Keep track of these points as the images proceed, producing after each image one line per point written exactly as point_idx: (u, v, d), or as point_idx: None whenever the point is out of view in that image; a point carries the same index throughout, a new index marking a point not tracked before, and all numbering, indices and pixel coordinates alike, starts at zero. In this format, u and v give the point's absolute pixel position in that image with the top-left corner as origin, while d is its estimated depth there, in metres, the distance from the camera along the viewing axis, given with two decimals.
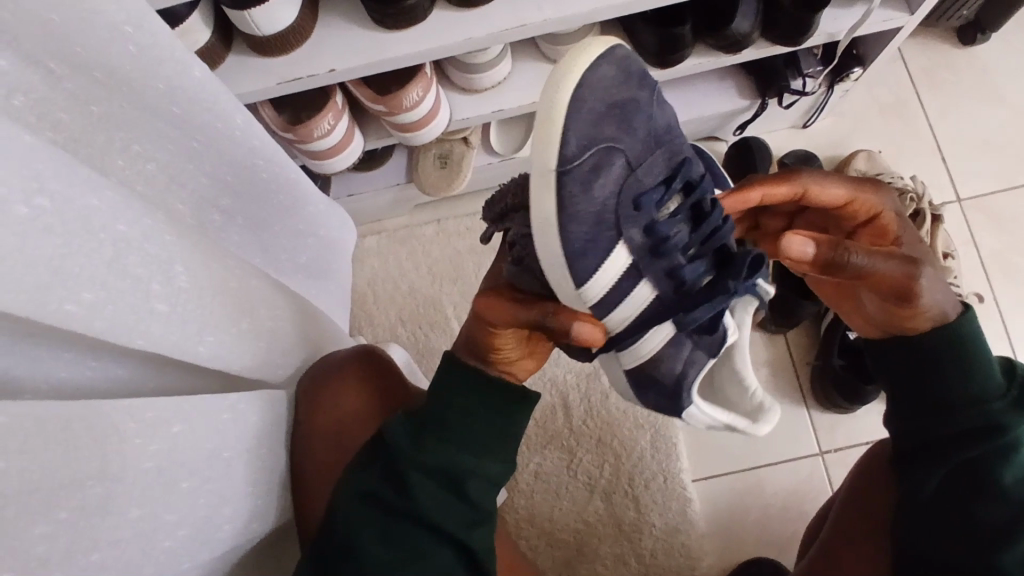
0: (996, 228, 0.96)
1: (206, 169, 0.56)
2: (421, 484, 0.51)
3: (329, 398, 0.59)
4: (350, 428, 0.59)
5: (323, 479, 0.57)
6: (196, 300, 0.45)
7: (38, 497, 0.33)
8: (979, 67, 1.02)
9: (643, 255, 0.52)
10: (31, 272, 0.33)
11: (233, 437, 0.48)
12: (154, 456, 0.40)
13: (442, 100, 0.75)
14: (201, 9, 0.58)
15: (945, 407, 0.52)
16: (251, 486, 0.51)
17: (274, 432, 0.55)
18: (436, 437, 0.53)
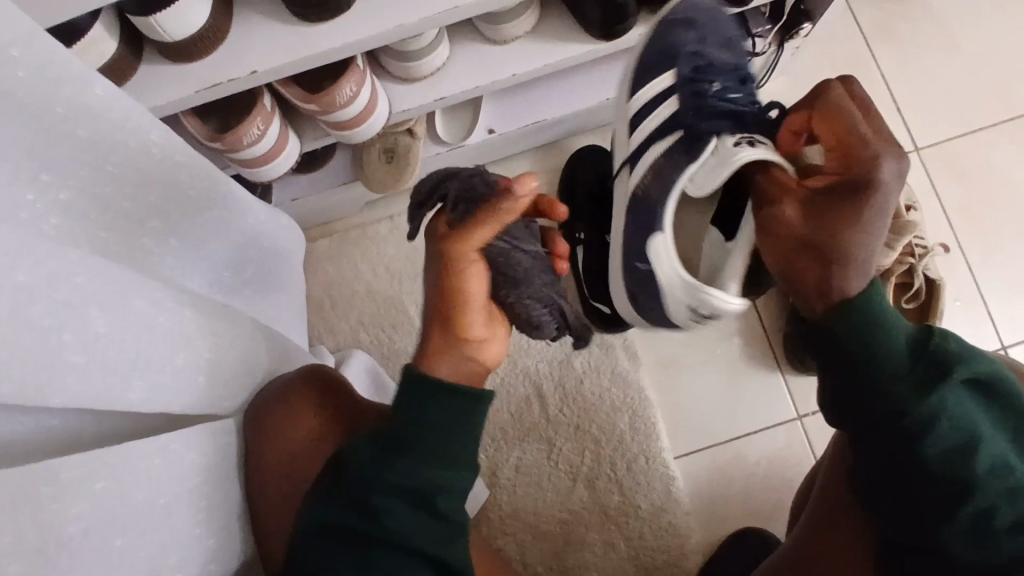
0: (956, 175, 0.95)
1: (127, 192, 0.52)
2: (393, 511, 0.46)
3: (278, 428, 0.54)
4: (302, 451, 0.54)
5: (281, 510, 0.53)
6: (121, 342, 0.41)
7: None
8: (929, 12, 1.00)
9: (683, 79, 0.65)
10: None
11: (166, 483, 0.44)
12: (79, 518, 0.37)
13: (380, 92, 0.70)
14: (101, 17, 0.53)
15: (882, 393, 0.50)
16: (197, 530, 0.47)
17: (224, 467, 0.51)
18: (403, 459, 0.47)
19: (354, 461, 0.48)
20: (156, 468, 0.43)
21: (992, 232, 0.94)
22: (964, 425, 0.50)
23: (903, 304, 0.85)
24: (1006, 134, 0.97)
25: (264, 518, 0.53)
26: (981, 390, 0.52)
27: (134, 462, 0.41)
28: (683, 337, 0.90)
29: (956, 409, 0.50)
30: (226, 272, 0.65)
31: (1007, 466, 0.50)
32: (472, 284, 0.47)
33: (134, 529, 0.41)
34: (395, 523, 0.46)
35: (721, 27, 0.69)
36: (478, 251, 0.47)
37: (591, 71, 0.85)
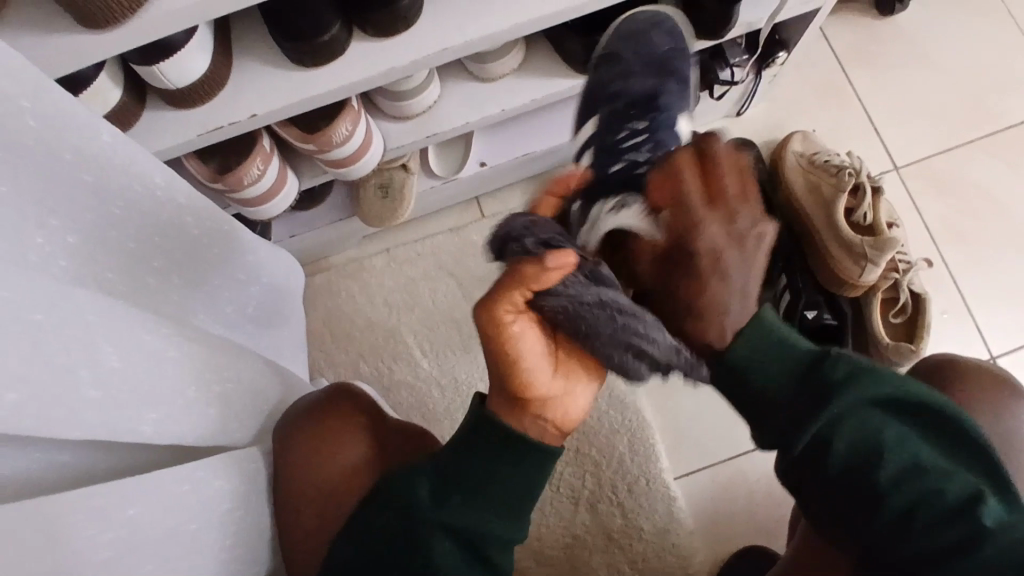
0: (936, 191, 0.98)
1: (132, 233, 0.54)
2: (439, 541, 0.47)
3: (309, 452, 0.56)
4: (344, 476, 0.56)
5: (315, 532, 0.55)
6: (131, 377, 0.42)
7: None
8: (900, 36, 1.04)
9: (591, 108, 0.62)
10: None
11: (196, 509, 0.46)
12: (110, 544, 0.38)
13: (375, 130, 0.73)
14: (106, 67, 0.55)
15: (767, 407, 0.50)
16: (222, 555, 0.49)
17: (248, 493, 0.53)
18: (461, 495, 0.49)
19: (407, 492, 0.49)
20: (187, 495, 0.45)
21: (973, 245, 0.97)
22: (864, 435, 0.48)
23: (891, 319, 0.86)
24: (981, 151, 1.00)
25: (292, 539, 0.55)
26: (894, 401, 0.50)
27: (167, 488, 0.43)
28: None
29: (853, 420, 0.49)
30: (229, 307, 0.67)
31: (926, 470, 0.48)
32: (520, 354, 0.44)
33: (156, 557, 0.42)
34: (440, 552, 0.47)
35: (633, 49, 0.64)
36: (516, 322, 0.44)
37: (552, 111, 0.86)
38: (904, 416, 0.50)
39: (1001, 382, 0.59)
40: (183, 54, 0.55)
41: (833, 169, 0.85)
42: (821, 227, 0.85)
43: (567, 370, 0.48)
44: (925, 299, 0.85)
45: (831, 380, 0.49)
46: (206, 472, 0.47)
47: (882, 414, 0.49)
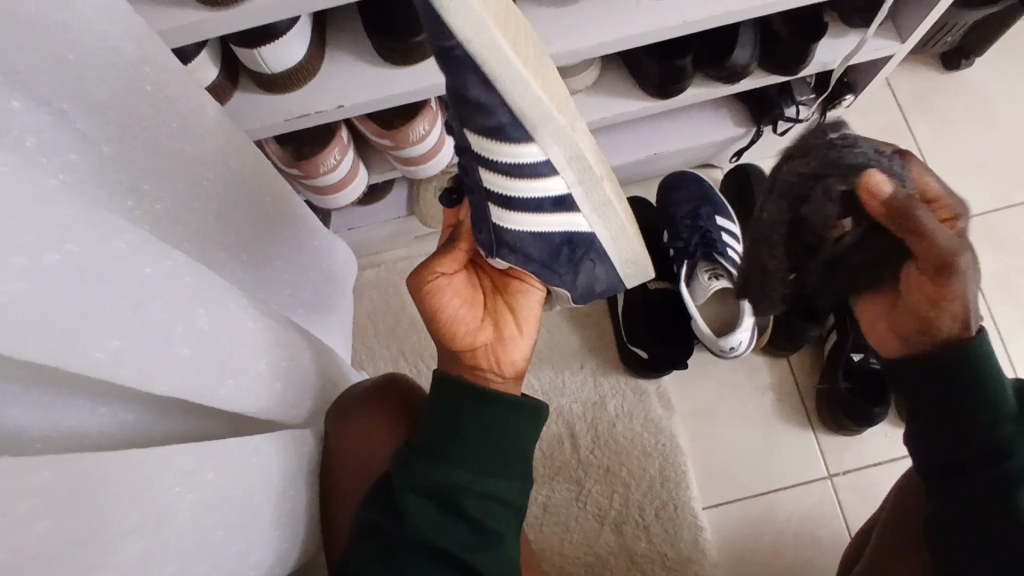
0: (991, 248, 0.98)
1: (220, 207, 0.54)
2: (414, 505, 0.47)
3: (354, 434, 0.57)
4: (373, 447, 0.57)
5: (345, 505, 0.56)
6: (220, 343, 0.43)
7: (86, 555, 0.31)
8: (965, 90, 1.05)
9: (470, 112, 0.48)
10: (72, 315, 0.30)
11: (260, 483, 0.46)
12: (189, 507, 0.38)
13: (447, 134, 0.75)
14: (208, 47, 0.57)
15: (969, 426, 0.50)
16: (276, 532, 0.49)
17: (301, 472, 0.53)
18: (425, 456, 0.49)
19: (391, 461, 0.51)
20: (252, 467, 0.44)
21: None
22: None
23: None
24: None
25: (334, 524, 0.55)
26: None
27: (236, 454, 0.43)
28: (716, 387, 0.92)
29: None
30: (293, 290, 0.68)
31: None
32: (451, 304, 0.52)
33: (228, 523, 0.42)
34: (415, 519, 0.47)
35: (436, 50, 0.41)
36: (438, 281, 0.52)
37: (683, 116, 0.89)
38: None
39: None
40: (286, 38, 0.57)
41: None
42: None
43: (496, 326, 0.55)
44: None
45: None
46: (271, 446, 0.48)
47: None
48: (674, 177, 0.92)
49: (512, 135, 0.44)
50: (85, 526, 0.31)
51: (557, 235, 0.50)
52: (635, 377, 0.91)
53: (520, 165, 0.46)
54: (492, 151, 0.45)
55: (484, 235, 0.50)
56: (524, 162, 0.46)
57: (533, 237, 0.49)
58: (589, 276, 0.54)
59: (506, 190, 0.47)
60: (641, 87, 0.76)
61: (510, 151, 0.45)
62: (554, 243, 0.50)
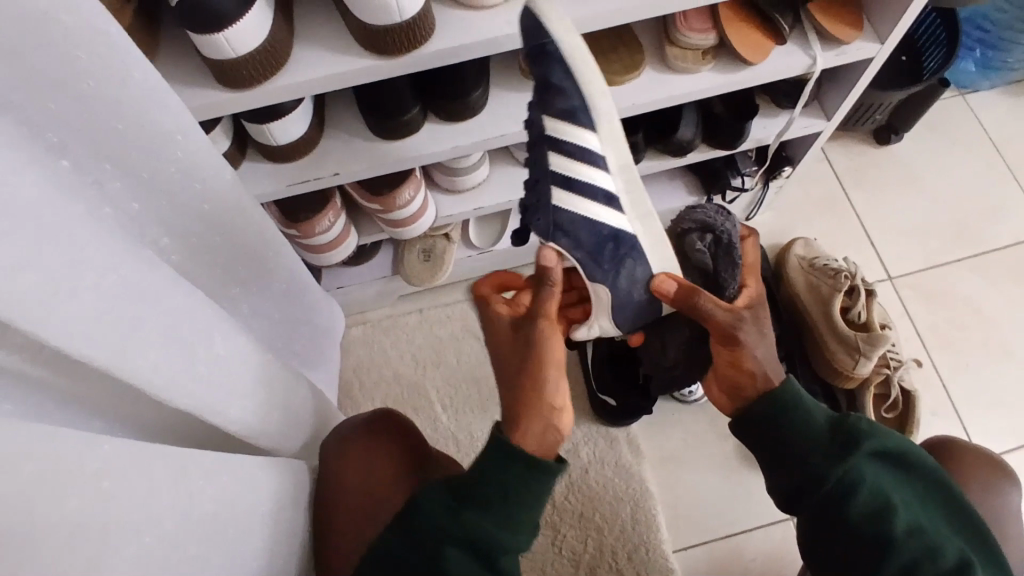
0: (925, 302, 1.08)
1: (225, 261, 0.62)
2: (452, 554, 0.52)
3: (347, 471, 0.63)
4: (375, 478, 0.63)
5: (338, 535, 0.61)
6: (230, 367, 0.49)
7: (118, 533, 0.36)
8: (894, 162, 1.17)
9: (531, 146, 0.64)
10: (118, 327, 0.37)
11: (257, 497, 0.51)
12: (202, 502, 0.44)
13: (430, 201, 0.84)
14: (224, 123, 0.66)
15: (808, 476, 0.56)
16: (273, 548, 0.53)
17: (295, 496, 0.58)
18: (473, 511, 0.54)
19: (423, 500, 0.56)
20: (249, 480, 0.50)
21: (960, 353, 1.05)
22: (881, 496, 0.54)
23: (883, 413, 0.93)
24: (966, 269, 1.10)
25: (332, 554, 0.60)
26: (892, 458, 0.57)
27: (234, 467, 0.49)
28: (682, 433, 0.98)
29: (870, 480, 0.55)
30: (282, 340, 0.75)
31: (922, 529, 0.54)
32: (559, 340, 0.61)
33: (230, 528, 0.47)
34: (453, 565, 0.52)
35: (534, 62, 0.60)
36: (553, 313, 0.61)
37: (643, 186, 0.99)
38: (904, 475, 0.58)
39: (987, 457, 0.65)
40: (291, 116, 0.66)
41: (832, 272, 0.95)
42: (819, 322, 0.93)
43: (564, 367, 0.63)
44: (914, 394, 0.92)
45: (855, 442, 0.56)
46: (266, 469, 0.54)
47: (890, 476, 0.56)
48: None
49: (582, 120, 0.62)
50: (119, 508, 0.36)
51: (603, 227, 0.63)
52: (606, 425, 0.97)
53: (583, 150, 0.62)
54: (562, 132, 0.61)
55: (543, 220, 0.62)
56: (585, 146, 0.62)
57: (585, 223, 0.62)
58: (629, 276, 0.64)
59: (569, 168, 0.62)
60: None
61: (577, 131, 0.62)
62: (603, 232, 0.63)
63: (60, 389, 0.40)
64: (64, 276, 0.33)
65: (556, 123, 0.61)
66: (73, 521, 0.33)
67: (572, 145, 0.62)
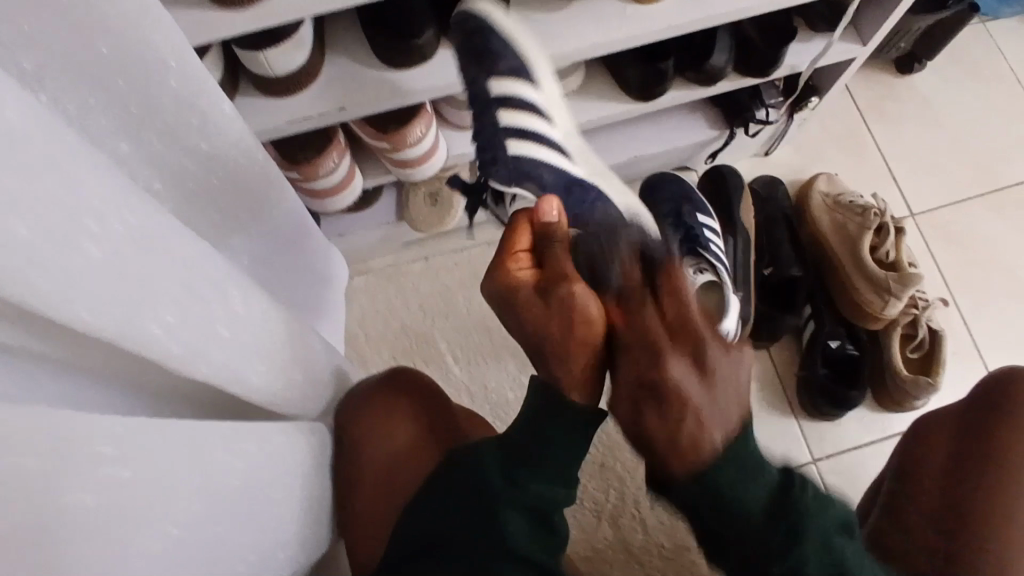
0: (947, 239, 1.05)
1: (224, 206, 0.56)
2: (511, 517, 0.51)
3: (377, 431, 0.61)
4: (403, 452, 0.61)
5: (368, 497, 0.58)
6: (248, 327, 0.44)
7: (149, 521, 0.32)
8: (917, 93, 1.12)
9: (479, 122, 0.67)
10: (126, 286, 0.31)
11: (286, 464, 0.47)
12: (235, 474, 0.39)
13: (440, 140, 0.77)
14: (213, 51, 0.59)
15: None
16: (302, 519, 0.49)
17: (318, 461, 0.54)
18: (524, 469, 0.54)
19: (477, 463, 0.55)
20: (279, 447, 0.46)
21: (982, 291, 1.03)
22: None
23: (908, 353, 0.91)
24: (989, 204, 1.07)
25: (357, 526, 0.57)
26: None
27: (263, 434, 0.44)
28: None
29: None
30: (285, 294, 0.69)
31: None
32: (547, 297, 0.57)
33: (260, 502, 0.43)
34: (511, 527, 0.51)
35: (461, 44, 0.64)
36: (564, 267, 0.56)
37: (663, 118, 0.93)
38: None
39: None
40: (291, 41, 0.58)
41: (859, 209, 0.91)
42: (845, 261, 0.90)
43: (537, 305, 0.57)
44: (941, 335, 0.89)
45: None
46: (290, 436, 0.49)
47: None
48: (654, 178, 0.95)
49: (522, 75, 0.65)
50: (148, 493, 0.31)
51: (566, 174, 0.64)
52: None
53: (525, 104, 0.65)
54: (506, 90, 0.65)
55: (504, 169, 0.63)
56: (523, 97, 0.65)
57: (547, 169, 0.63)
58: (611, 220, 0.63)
59: (517, 123, 0.64)
60: (624, 91, 0.80)
61: (517, 85, 0.65)
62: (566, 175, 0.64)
63: (65, 363, 0.34)
64: (65, 229, 0.27)
65: (502, 81, 0.64)
66: (100, 517, 0.29)
67: (518, 99, 0.65)
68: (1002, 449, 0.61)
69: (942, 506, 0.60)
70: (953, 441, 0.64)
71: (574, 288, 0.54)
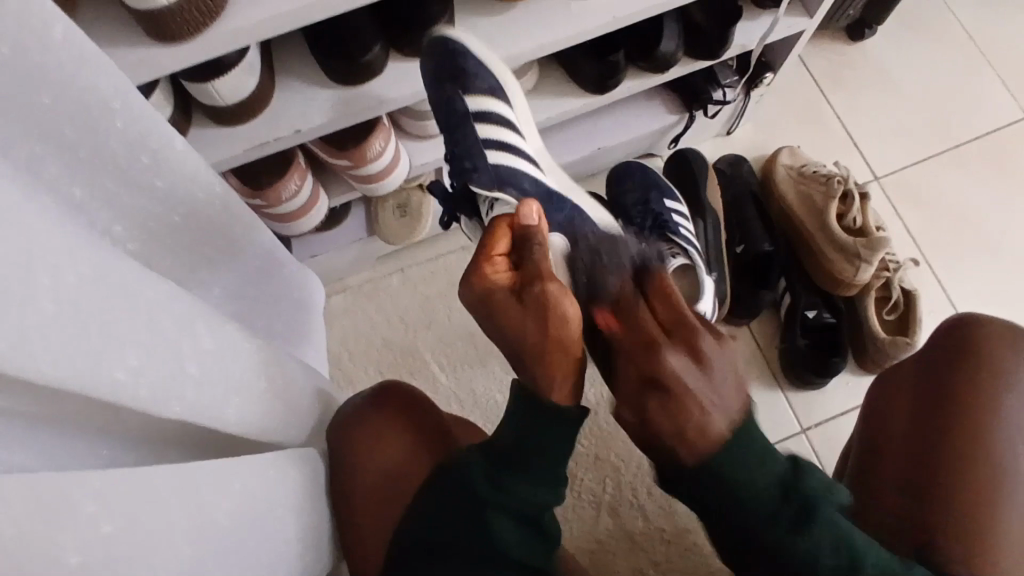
0: (914, 199, 1.06)
1: (188, 240, 0.55)
2: (500, 523, 0.52)
3: (368, 446, 0.60)
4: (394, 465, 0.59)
5: (363, 519, 0.57)
6: (219, 360, 0.44)
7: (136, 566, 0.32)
8: (870, 58, 1.13)
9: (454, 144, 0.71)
10: (85, 334, 0.31)
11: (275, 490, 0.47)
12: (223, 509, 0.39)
13: (401, 152, 0.77)
14: (161, 86, 0.58)
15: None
16: (297, 545, 0.49)
17: (306, 486, 0.54)
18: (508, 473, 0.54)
19: (472, 477, 0.54)
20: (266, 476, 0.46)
21: (953, 247, 1.04)
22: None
23: (885, 315, 0.92)
24: (949, 162, 1.09)
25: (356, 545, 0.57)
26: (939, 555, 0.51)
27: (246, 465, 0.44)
28: None
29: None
30: (262, 321, 0.69)
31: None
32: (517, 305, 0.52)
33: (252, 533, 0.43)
34: (502, 534, 0.52)
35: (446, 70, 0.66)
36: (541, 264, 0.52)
37: (625, 109, 0.94)
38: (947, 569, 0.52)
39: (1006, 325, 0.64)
40: (238, 70, 0.58)
41: (823, 177, 0.92)
42: (814, 230, 0.91)
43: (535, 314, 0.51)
44: (914, 295, 0.90)
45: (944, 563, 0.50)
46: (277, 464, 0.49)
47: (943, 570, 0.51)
48: (620, 168, 0.96)
49: (497, 94, 0.70)
50: (132, 540, 0.31)
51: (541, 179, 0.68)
52: None
53: (501, 117, 0.70)
54: (482, 106, 0.69)
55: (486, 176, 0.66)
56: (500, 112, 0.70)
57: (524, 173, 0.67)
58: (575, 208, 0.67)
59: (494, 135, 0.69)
60: (581, 86, 0.80)
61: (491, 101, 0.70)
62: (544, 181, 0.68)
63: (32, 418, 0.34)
64: (16, 286, 0.27)
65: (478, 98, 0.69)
66: (86, 570, 0.29)
67: (494, 113, 0.70)
68: (973, 386, 0.61)
69: (924, 438, 0.61)
70: (925, 381, 0.64)
71: (549, 285, 0.50)
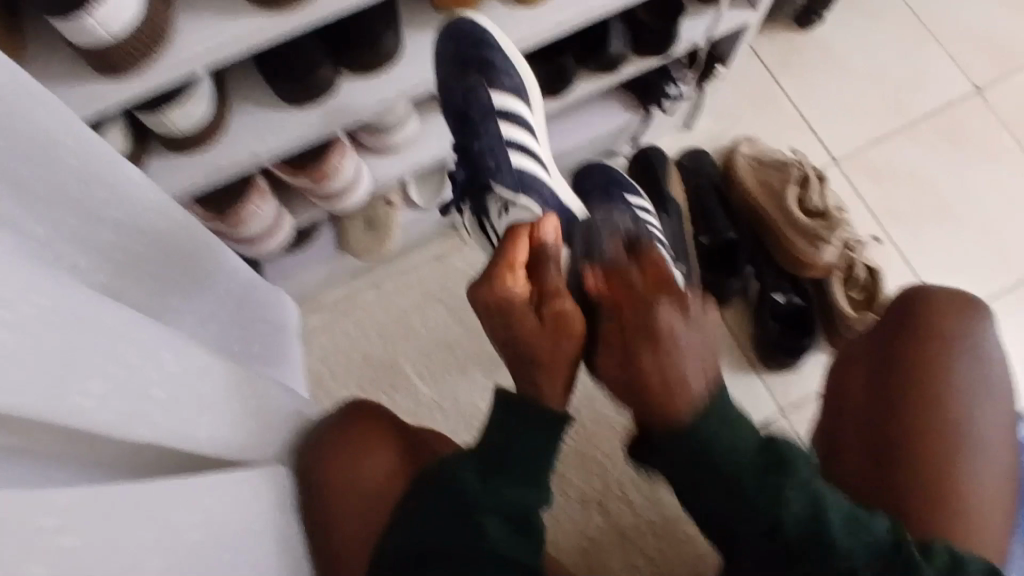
0: (872, 178, 1.09)
1: (153, 269, 0.56)
2: (494, 524, 0.53)
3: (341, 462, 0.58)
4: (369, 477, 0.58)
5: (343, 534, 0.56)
6: (184, 383, 0.45)
7: None
8: (820, 44, 1.16)
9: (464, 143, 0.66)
10: (44, 363, 0.32)
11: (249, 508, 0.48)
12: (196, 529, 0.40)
13: (363, 168, 0.78)
14: (116, 121, 0.59)
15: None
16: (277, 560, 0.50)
17: (283, 503, 0.54)
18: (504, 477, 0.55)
19: (463, 477, 0.54)
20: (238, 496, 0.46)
21: (914, 221, 1.07)
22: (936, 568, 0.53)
23: (852, 294, 0.94)
24: (904, 139, 1.11)
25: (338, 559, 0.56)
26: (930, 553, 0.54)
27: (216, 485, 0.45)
28: None
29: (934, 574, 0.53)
30: (236, 344, 0.70)
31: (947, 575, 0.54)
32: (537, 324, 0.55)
33: (225, 552, 0.44)
34: (496, 534, 0.52)
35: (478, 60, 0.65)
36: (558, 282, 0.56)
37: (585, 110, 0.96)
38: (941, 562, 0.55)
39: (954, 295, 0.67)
40: (190, 97, 0.58)
41: (780, 165, 0.94)
42: (775, 214, 0.93)
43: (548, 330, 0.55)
44: (879, 273, 0.93)
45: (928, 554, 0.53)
46: (252, 482, 0.50)
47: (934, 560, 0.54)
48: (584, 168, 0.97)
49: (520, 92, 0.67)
50: (103, 560, 0.32)
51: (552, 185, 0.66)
52: None
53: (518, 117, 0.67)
54: (507, 105, 0.66)
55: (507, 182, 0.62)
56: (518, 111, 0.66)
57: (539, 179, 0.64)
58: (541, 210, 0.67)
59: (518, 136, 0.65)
60: None
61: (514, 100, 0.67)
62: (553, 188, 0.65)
63: None
64: None
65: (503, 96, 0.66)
66: None
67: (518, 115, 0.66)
68: (922, 354, 0.64)
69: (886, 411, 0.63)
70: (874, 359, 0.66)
71: (564, 305, 0.54)
